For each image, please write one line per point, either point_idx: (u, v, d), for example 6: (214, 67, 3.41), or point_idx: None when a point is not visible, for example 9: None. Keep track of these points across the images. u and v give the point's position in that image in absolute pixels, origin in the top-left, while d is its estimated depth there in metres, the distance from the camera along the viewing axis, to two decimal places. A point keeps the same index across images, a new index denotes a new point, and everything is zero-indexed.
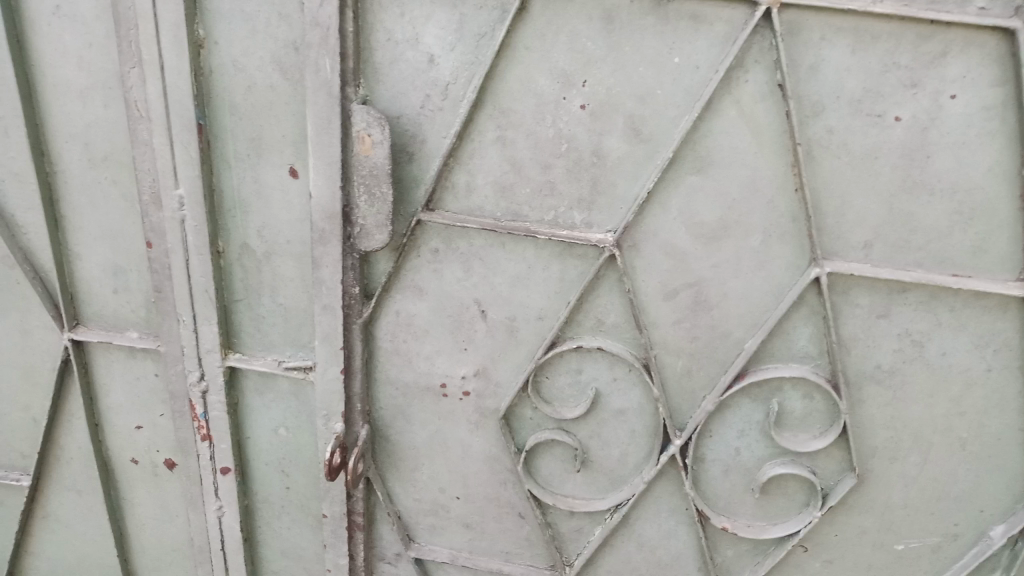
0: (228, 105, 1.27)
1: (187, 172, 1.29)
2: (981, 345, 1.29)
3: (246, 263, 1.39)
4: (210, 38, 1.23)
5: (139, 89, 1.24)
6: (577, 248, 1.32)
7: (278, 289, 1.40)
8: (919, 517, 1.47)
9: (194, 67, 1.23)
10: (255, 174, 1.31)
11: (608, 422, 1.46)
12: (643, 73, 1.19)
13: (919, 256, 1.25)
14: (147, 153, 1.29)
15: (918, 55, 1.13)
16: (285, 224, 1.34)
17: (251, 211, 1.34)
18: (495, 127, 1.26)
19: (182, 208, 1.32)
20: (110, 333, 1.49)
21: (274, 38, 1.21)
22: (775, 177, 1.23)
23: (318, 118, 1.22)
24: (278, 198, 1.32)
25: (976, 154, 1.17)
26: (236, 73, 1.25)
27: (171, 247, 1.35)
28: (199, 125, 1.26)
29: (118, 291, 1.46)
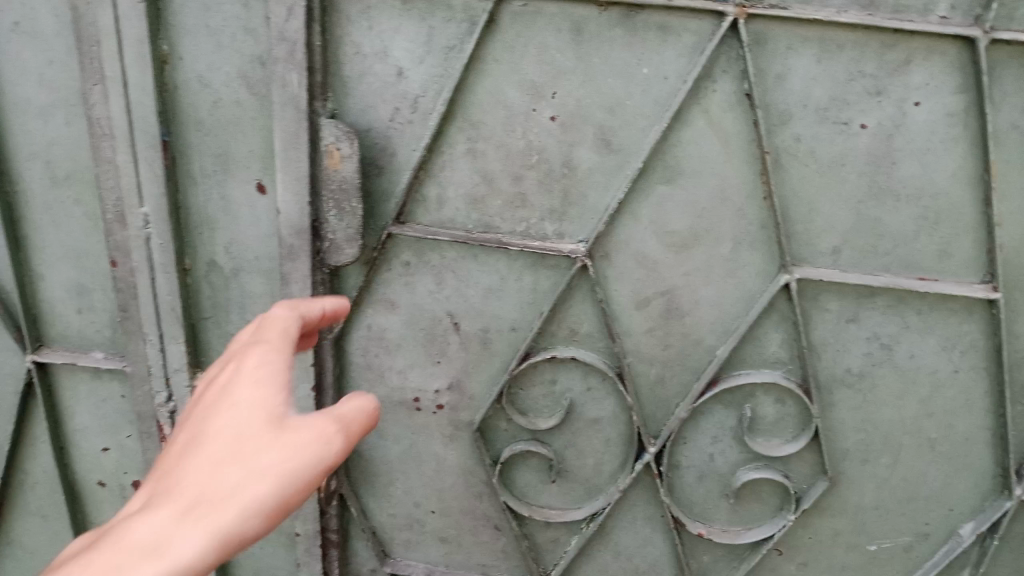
0: (193, 120, 1.25)
1: (152, 188, 1.27)
2: (949, 346, 1.32)
3: (214, 280, 1.36)
4: (174, 53, 1.21)
5: (102, 105, 1.22)
6: (550, 259, 1.32)
7: (246, 305, 1.37)
8: (891, 518, 1.48)
9: (157, 83, 1.21)
10: (222, 191, 1.29)
11: (583, 431, 1.45)
12: (613, 84, 1.19)
13: (886, 261, 1.27)
14: (111, 171, 1.26)
15: (883, 64, 1.15)
16: (253, 240, 1.31)
17: (217, 227, 1.31)
18: (465, 139, 1.25)
19: (147, 225, 1.29)
20: (74, 354, 1.46)
21: (239, 52, 1.19)
22: (745, 185, 1.24)
23: (285, 133, 1.20)
24: (245, 214, 1.30)
25: (941, 160, 1.20)
26: (200, 87, 1.22)
27: (137, 266, 1.32)
28: (164, 141, 1.24)
29: (82, 311, 1.43)
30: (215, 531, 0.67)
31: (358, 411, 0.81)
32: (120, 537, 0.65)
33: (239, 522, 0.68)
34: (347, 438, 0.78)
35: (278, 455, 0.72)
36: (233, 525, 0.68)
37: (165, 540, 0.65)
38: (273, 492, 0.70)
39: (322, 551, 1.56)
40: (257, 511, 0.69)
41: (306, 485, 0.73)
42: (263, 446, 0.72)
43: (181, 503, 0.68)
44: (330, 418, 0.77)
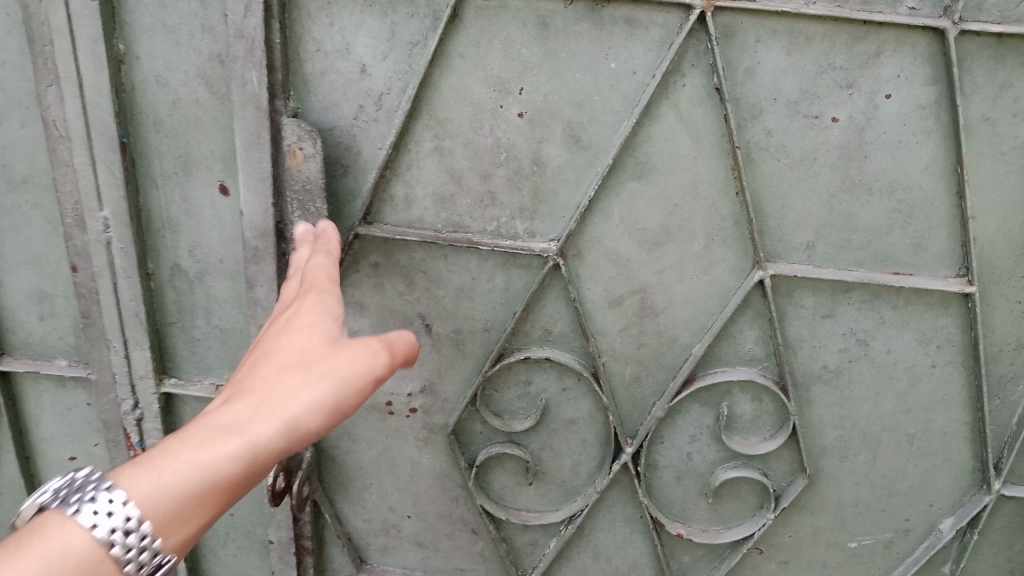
0: (152, 121, 1.22)
1: (112, 191, 1.24)
2: (925, 340, 1.31)
3: (178, 284, 1.34)
4: (130, 52, 1.18)
5: (57, 107, 1.19)
6: (521, 258, 1.30)
7: (213, 310, 1.36)
8: (872, 514, 1.46)
9: (114, 83, 1.18)
10: (184, 193, 1.27)
11: (559, 432, 1.43)
12: (580, 79, 1.18)
13: (860, 255, 1.27)
14: (68, 174, 1.23)
15: (852, 55, 1.15)
16: (217, 243, 1.30)
17: (181, 230, 1.30)
18: (432, 137, 1.23)
19: (107, 229, 1.27)
20: (37, 363, 1.43)
21: (198, 50, 1.17)
22: (716, 181, 1.23)
23: (246, 134, 1.19)
24: (209, 216, 1.28)
25: (914, 152, 1.19)
26: (159, 87, 1.20)
27: (98, 271, 1.30)
28: (122, 142, 1.22)
29: (45, 318, 1.40)
30: (289, 418, 0.83)
31: (396, 341, 0.98)
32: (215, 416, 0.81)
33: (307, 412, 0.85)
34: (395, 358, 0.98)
35: (335, 368, 0.89)
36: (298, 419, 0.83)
37: (250, 420, 0.81)
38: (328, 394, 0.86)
39: (296, 558, 1.54)
40: (320, 406, 0.85)
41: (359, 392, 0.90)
42: (324, 359, 0.90)
43: (260, 395, 0.84)
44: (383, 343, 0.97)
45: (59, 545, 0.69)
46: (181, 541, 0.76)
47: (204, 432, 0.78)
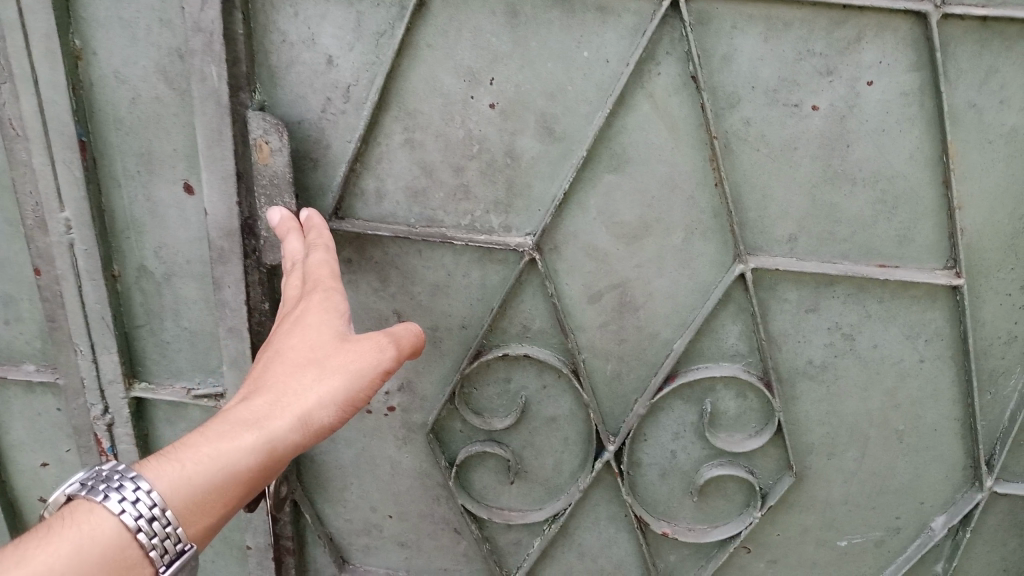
0: (113, 118, 1.21)
1: (72, 192, 1.22)
2: (912, 334, 1.28)
3: (145, 286, 1.34)
4: (87, 48, 1.16)
5: (12, 105, 1.17)
6: (497, 253, 1.27)
7: (182, 312, 1.35)
8: (862, 513, 1.43)
9: (71, 80, 1.16)
10: (148, 192, 1.25)
11: (540, 430, 1.40)
12: (552, 68, 1.15)
13: (844, 247, 1.23)
14: (28, 176, 1.22)
15: (832, 42, 1.11)
16: (184, 244, 1.29)
17: (145, 231, 1.29)
18: (402, 129, 1.21)
19: (69, 231, 1.25)
20: (3, 367, 1.42)
21: (157, 45, 1.15)
22: (695, 171, 1.20)
23: (208, 131, 1.17)
24: (174, 215, 1.27)
25: (897, 140, 1.16)
26: (119, 84, 1.18)
27: (61, 274, 1.28)
28: (82, 141, 1.20)
29: (10, 323, 1.39)
30: (302, 413, 0.98)
31: (403, 335, 1.12)
32: (235, 414, 0.96)
33: (318, 407, 1.00)
34: (403, 350, 1.11)
35: (344, 364, 1.04)
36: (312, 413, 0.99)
37: (267, 415, 0.97)
38: (339, 389, 1.01)
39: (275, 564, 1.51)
40: (329, 401, 1.00)
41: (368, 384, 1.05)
42: (333, 354, 1.04)
43: (275, 392, 0.99)
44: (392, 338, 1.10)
45: (87, 529, 0.86)
46: (209, 523, 0.93)
47: (227, 428, 0.94)
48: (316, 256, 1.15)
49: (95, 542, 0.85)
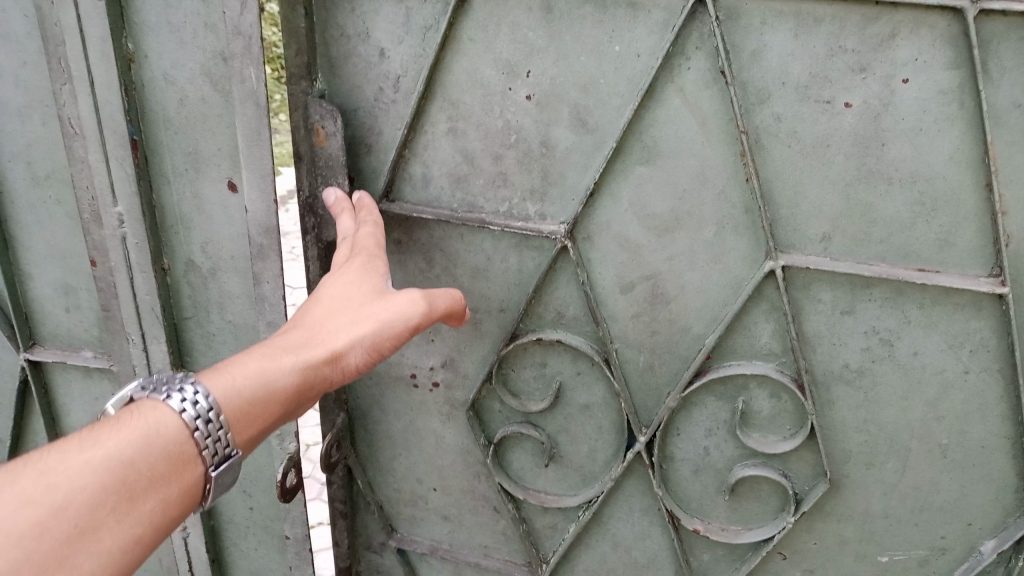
0: (163, 119, 1.35)
1: (123, 188, 1.38)
2: (956, 344, 1.23)
3: (192, 279, 1.49)
4: (139, 50, 1.30)
5: (71, 105, 1.32)
6: (533, 240, 1.32)
7: (225, 306, 1.50)
8: (903, 528, 1.39)
9: (123, 81, 1.30)
10: (195, 188, 1.39)
11: (575, 416, 1.44)
12: (585, 62, 1.19)
13: (881, 249, 1.20)
14: (84, 170, 1.38)
15: (866, 38, 1.09)
16: (228, 238, 1.42)
17: (193, 226, 1.43)
18: (447, 118, 1.29)
19: (121, 225, 1.41)
20: (65, 353, 1.65)
21: (203, 48, 1.27)
22: (726, 166, 1.20)
23: (247, 129, 1.29)
24: (219, 211, 1.40)
25: (935, 140, 1.12)
26: (167, 84, 1.32)
27: (114, 265, 1.46)
28: (133, 140, 1.35)
29: (69, 310, 1.61)
30: (334, 348, 1.13)
31: (440, 297, 1.25)
32: (278, 342, 1.11)
33: (349, 346, 1.15)
34: (437, 311, 1.24)
35: (378, 312, 1.18)
36: (344, 350, 1.14)
37: (305, 347, 1.12)
38: (371, 332, 1.16)
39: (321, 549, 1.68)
40: (359, 341, 1.15)
41: (398, 334, 1.18)
42: (370, 304, 1.18)
43: (314, 330, 1.15)
44: (427, 297, 1.22)
45: (154, 422, 0.98)
46: (252, 435, 1.07)
47: (271, 352, 1.09)
48: (363, 227, 1.27)
49: (159, 435, 0.98)
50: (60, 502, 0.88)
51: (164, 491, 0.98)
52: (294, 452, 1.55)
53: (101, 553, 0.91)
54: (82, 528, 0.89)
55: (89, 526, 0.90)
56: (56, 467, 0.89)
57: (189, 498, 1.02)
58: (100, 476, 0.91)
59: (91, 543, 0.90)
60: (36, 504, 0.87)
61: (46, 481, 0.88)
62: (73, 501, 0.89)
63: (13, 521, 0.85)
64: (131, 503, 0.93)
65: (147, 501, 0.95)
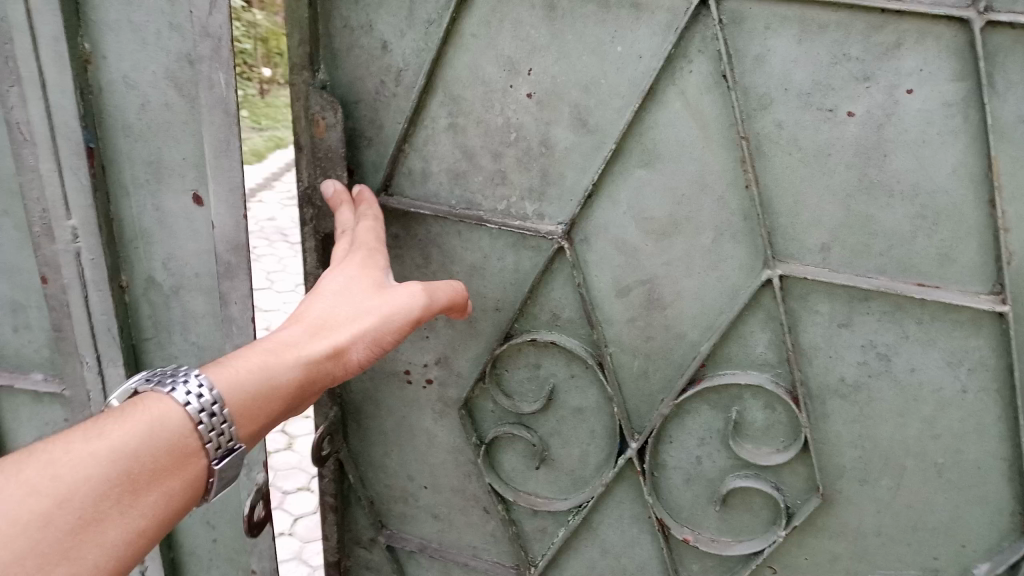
0: (122, 124, 1.39)
1: (78, 199, 1.40)
2: (954, 361, 1.20)
3: (151, 297, 1.53)
4: (96, 52, 1.34)
5: (20, 109, 1.34)
6: (530, 240, 1.32)
7: (187, 324, 1.54)
8: (895, 547, 1.36)
9: (78, 85, 1.33)
10: (155, 202, 1.43)
11: (568, 419, 1.43)
12: (586, 62, 1.19)
13: (881, 262, 1.18)
14: (34, 180, 1.39)
15: (869, 46, 1.07)
16: (192, 256, 1.46)
17: (154, 241, 1.47)
18: (447, 114, 1.29)
19: (75, 238, 1.43)
20: (12, 377, 1.64)
21: (165, 49, 1.31)
22: (726, 172, 1.19)
23: (216, 138, 1.31)
24: (182, 225, 1.44)
25: (938, 153, 1.09)
26: (127, 87, 1.36)
27: (67, 282, 1.46)
28: (89, 148, 1.38)
29: (18, 330, 1.60)
30: (337, 342, 1.13)
31: (443, 289, 1.25)
32: (283, 336, 1.12)
33: (353, 340, 1.14)
34: (439, 304, 1.23)
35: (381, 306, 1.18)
36: (347, 344, 1.14)
37: (308, 341, 1.12)
38: (374, 326, 1.16)
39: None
40: (363, 335, 1.15)
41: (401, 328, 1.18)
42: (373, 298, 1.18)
43: (317, 324, 1.14)
44: (428, 291, 1.22)
45: (157, 415, 0.99)
46: (258, 428, 1.08)
47: (275, 346, 1.10)
48: (363, 223, 1.27)
49: (163, 427, 0.99)
50: (64, 494, 0.91)
51: (169, 482, 1.00)
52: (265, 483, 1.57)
53: (105, 543, 0.94)
54: (86, 519, 0.93)
55: (93, 517, 0.93)
56: (61, 458, 0.92)
57: (192, 490, 1.04)
58: (103, 468, 0.94)
59: (94, 534, 0.93)
60: (41, 495, 0.90)
61: (51, 472, 0.91)
62: (78, 492, 0.92)
63: (20, 511, 0.89)
64: (134, 495, 0.96)
65: (151, 493, 0.97)
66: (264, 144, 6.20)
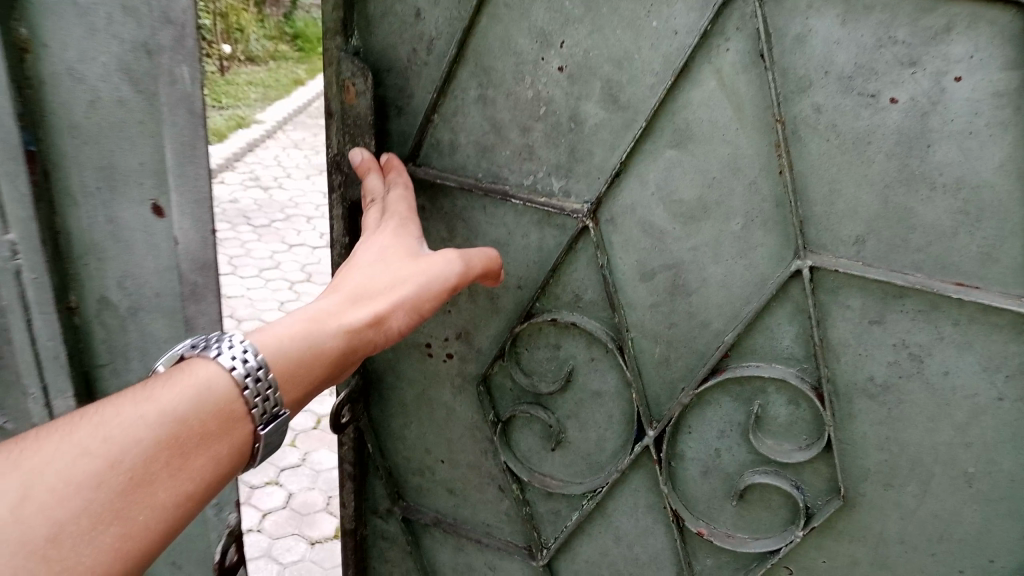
0: (68, 126, 1.24)
1: (18, 211, 1.25)
2: (991, 367, 1.13)
3: (106, 319, 1.42)
4: (35, 39, 1.17)
5: None
6: (555, 218, 1.30)
7: (148, 346, 1.46)
8: (917, 557, 1.30)
9: (17, 79, 1.18)
10: (111, 213, 1.32)
11: (586, 403, 1.40)
12: (620, 37, 1.15)
13: (918, 258, 1.12)
14: None
15: (917, 30, 1.01)
16: (151, 275, 1.38)
17: (107, 257, 1.36)
18: (477, 85, 1.27)
19: (14, 255, 1.27)
20: None
21: (117, 39, 1.20)
22: (759, 157, 1.14)
23: (178, 143, 1.28)
24: (140, 239, 1.35)
25: (985, 146, 1.03)
26: (74, 81, 1.21)
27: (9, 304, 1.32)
28: (31, 152, 1.23)
29: None
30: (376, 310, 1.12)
31: (477, 258, 1.24)
32: (323, 304, 1.10)
33: (392, 308, 1.12)
34: (473, 270, 1.23)
35: (418, 275, 1.16)
36: (386, 312, 1.12)
37: (348, 309, 1.10)
38: (412, 294, 1.14)
39: None
40: (401, 303, 1.13)
41: (437, 296, 1.17)
42: (409, 268, 1.17)
43: (355, 292, 1.12)
44: (462, 257, 1.22)
45: (204, 380, 0.97)
46: (300, 394, 1.05)
47: (317, 313, 1.08)
48: (394, 193, 1.27)
49: (211, 391, 0.97)
50: (115, 454, 0.91)
51: (218, 447, 0.98)
52: (236, 526, 1.61)
53: (154, 506, 0.93)
54: (136, 480, 0.92)
55: (143, 479, 0.92)
56: (113, 420, 0.92)
57: (237, 457, 1.01)
58: (153, 431, 0.93)
59: (145, 494, 0.93)
60: (95, 455, 0.90)
61: (103, 433, 0.91)
62: (128, 453, 0.91)
63: (73, 470, 0.89)
64: (182, 459, 0.95)
65: (199, 456, 0.96)
66: (228, 124, 6.72)
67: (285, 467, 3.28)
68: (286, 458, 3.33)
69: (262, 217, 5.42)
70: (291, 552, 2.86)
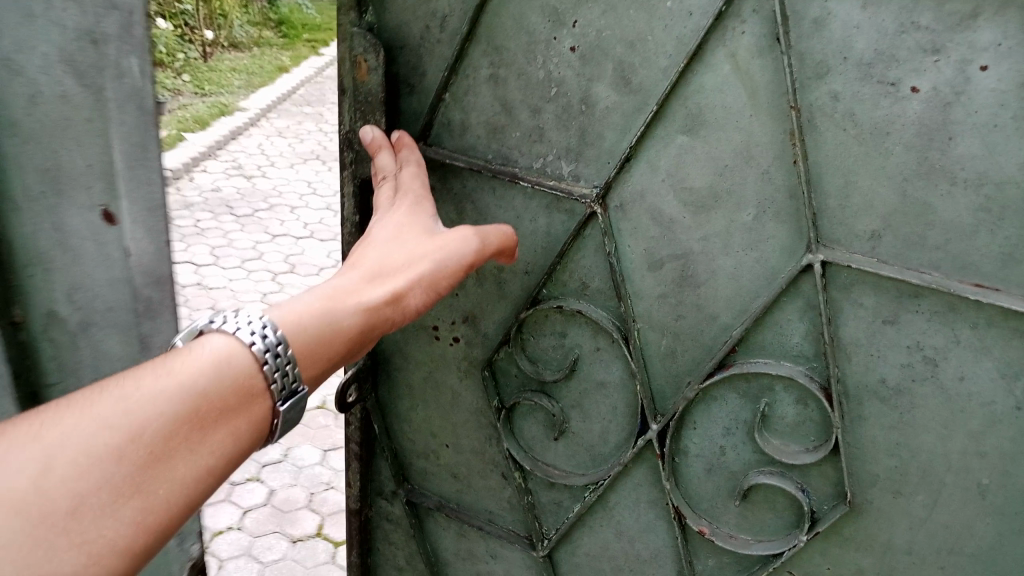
0: (9, 123, 1.09)
1: None
2: (1010, 374, 1.08)
3: (55, 336, 1.24)
4: None
5: None
6: (563, 202, 1.27)
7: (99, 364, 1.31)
8: (926, 569, 1.25)
9: None
10: (58, 219, 1.18)
11: (591, 393, 1.38)
12: (633, 16, 1.12)
13: (935, 257, 1.06)
14: None
15: (942, 15, 0.96)
16: (103, 286, 1.27)
17: (54, 266, 1.20)
18: (490, 64, 1.25)
19: None
20: None
21: (64, 25, 1.11)
22: (772, 146, 1.10)
23: (128, 147, 1.23)
24: (88, 247, 1.23)
25: (1011, 140, 0.97)
26: (12, 73, 1.08)
27: None
28: None
29: None
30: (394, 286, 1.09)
31: (493, 235, 1.22)
32: (341, 281, 1.07)
33: (410, 285, 1.10)
34: (489, 248, 1.21)
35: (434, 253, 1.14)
36: (405, 288, 1.10)
37: (367, 286, 1.07)
38: (428, 271, 1.12)
39: None
40: (418, 279, 1.11)
41: (454, 274, 1.15)
42: (426, 246, 1.14)
43: (373, 269, 1.10)
44: (478, 234, 1.19)
45: (223, 355, 0.93)
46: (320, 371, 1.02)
47: (336, 290, 1.05)
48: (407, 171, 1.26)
49: (231, 367, 0.93)
50: (136, 428, 0.88)
51: (237, 422, 0.94)
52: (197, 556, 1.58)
53: (174, 481, 0.90)
54: (156, 454, 0.89)
55: (162, 454, 0.89)
56: (133, 393, 0.88)
57: (256, 433, 0.97)
58: (173, 405, 0.90)
59: (164, 469, 0.90)
60: (114, 429, 0.87)
61: (123, 406, 0.88)
62: (148, 427, 0.88)
63: (93, 444, 0.86)
64: (201, 434, 0.92)
65: (218, 432, 0.93)
66: (208, 110, 6.81)
67: (268, 463, 3.30)
68: (268, 454, 3.35)
69: (246, 207, 5.45)
70: (271, 551, 2.88)
